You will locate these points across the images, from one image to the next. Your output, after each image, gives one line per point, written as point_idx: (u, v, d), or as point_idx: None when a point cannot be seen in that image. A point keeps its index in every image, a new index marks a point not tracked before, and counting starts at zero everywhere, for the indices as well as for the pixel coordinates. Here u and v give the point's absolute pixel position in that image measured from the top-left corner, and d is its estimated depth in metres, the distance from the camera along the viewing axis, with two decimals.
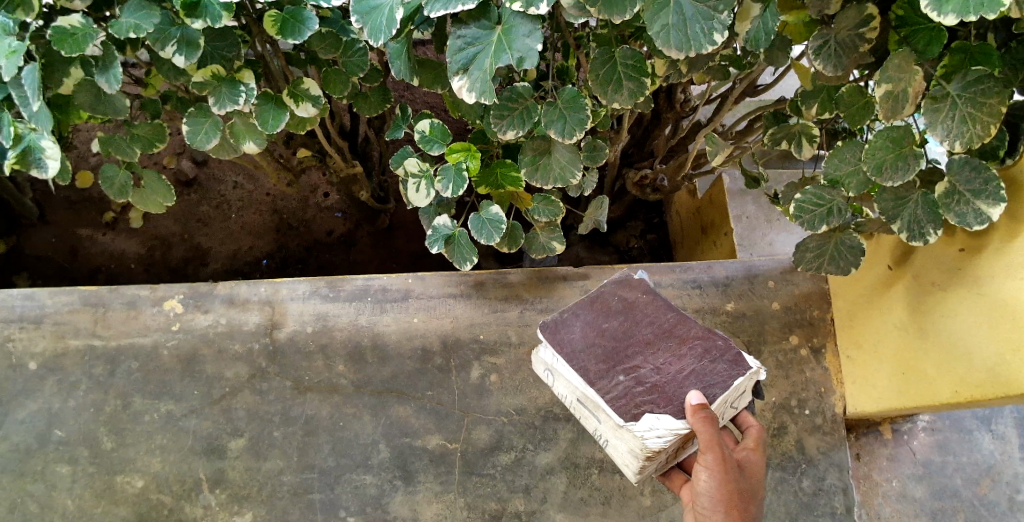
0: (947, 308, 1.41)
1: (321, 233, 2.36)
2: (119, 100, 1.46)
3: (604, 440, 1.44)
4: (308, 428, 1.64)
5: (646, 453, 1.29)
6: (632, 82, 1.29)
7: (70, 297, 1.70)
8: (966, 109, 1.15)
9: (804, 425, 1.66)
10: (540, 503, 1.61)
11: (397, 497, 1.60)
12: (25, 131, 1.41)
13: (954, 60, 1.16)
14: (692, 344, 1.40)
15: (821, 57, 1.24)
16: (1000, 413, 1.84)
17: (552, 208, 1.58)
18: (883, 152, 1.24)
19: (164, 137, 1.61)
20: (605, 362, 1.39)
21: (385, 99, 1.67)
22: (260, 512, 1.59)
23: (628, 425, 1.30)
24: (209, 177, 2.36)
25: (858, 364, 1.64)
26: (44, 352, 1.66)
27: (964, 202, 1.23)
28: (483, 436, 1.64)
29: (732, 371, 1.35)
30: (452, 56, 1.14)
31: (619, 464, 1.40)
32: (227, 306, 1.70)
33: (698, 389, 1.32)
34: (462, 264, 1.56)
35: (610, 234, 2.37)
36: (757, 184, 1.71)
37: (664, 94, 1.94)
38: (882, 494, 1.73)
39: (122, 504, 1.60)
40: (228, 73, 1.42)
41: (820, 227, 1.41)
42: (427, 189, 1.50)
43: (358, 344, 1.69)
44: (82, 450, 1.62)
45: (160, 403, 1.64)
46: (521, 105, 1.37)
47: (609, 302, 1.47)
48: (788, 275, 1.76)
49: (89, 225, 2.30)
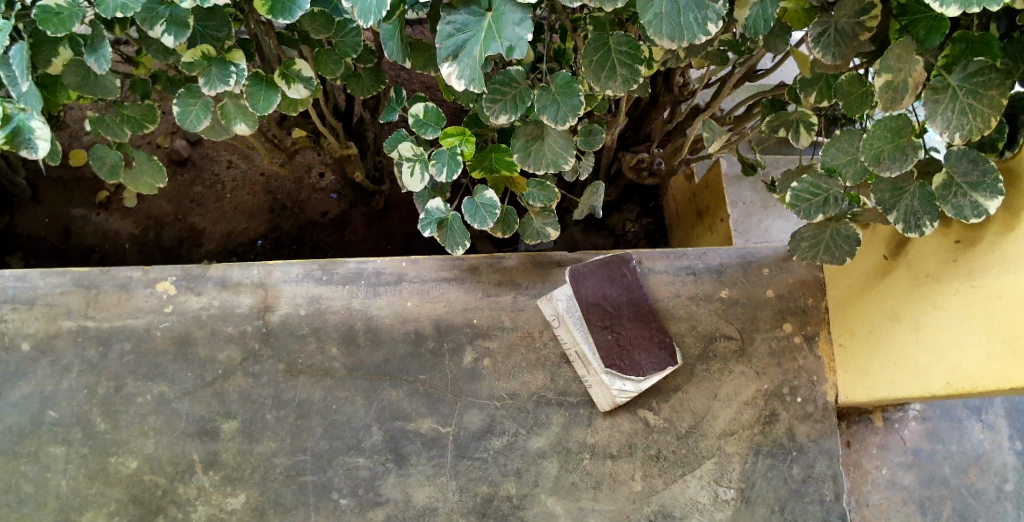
0: (940, 298, 1.40)
1: (315, 214, 2.35)
2: (108, 80, 1.43)
3: (589, 374, 1.66)
4: (300, 410, 1.64)
5: (611, 406, 1.64)
6: (626, 69, 1.27)
7: (62, 278, 1.68)
8: (966, 101, 1.13)
9: (795, 412, 1.67)
10: (532, 487, 1.62)
11: (389, 480, 1.62)
12: (14, 111, 1.39)
13: (955, 50, 1.14)
14: (654, 324, 1.65)
15: (820, 45, 1.22)
16: (990, 403, 1.84)
17: (546, 194, 1.57)
18: (882, 142, 1.23)
19: (155, 118, 1.59)
20: (595, 317, 1.64)
21: (378, 81, 1.65)
22: (253, 494, 1.61)
23: (599, 377, 1.64)
24: (203, 156, 2.34)
25: (851, 353, 1.64)
26: (37, 333, 1.65)
27: (961, 195, 1.22)
28: (475, 420, 1.64)
29: (667, 356, 1.63)
30: (441, 42, 1.11)
31: (594, 395, 1.65)
32: (219, 288, 1.68)
33: (638, 365, 1.61)
34: (455, 249, 1.55)
35: (605, 218, 2.36)
36: (753, 170, 1.73)
37: (662, 78, 1.93)
38: (871, 481, 1.75)
39: (116, 486, 1.61)
40: (218, 54, 1.40)
41: (816, 216, 1.40)
42: (421, 173, 1.49)
43: (351, 327, 1.67)
44: (75, 432, 1.63)
45: (152, 386, 1.64)
46: (515, 90, 1.34)
47: (614, 269, 1.67)
48: (783, 262, 1.74)
49: (83, 204, 2.29)
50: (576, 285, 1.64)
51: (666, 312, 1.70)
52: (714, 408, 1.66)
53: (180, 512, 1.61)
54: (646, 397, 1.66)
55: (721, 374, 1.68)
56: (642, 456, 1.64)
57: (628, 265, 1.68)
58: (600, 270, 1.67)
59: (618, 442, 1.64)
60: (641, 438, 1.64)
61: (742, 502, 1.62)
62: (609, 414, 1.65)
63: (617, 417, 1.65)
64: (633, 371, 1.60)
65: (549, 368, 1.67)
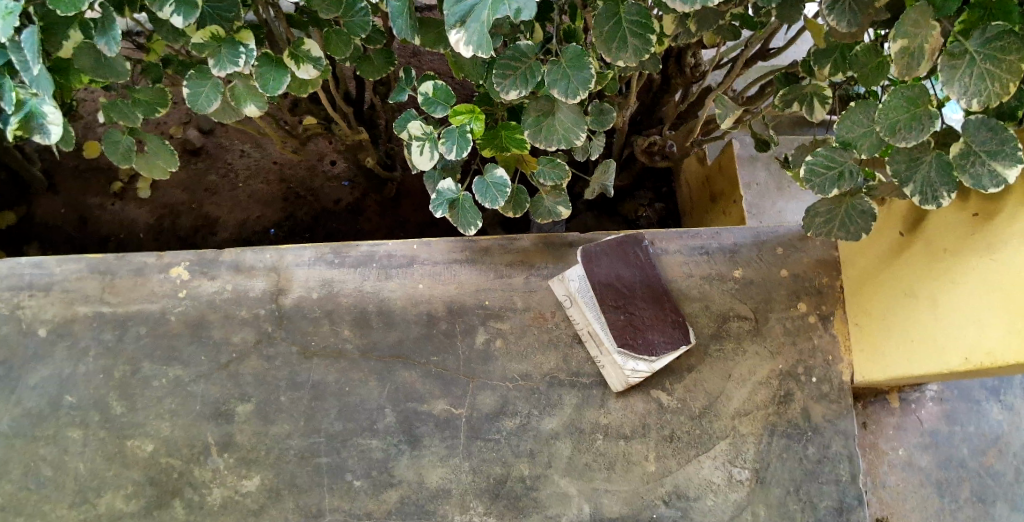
0: (958, 274, 1.39)
1: (328, 202, 2.36)
2: (120, 63, 1.44)
3: (601, 356, 1.65)
4: (314, 392, 1.65)
5: (624, 386, 1.62)
6: (637, 40, 1.25)
7: (79, 264, 1.70)
8: (984, 66, 1.10)
9: (811, 393, 1.65)
10: (545, 468, 1.61)
11: (403, 461, 1.62)
12: (26, 97, 1.42)
13: (972, 16, 1.12)
14: (667, 305, 1.64)
15: (835, 12, 1.20)
16: (1009, 384, 1.81)
17: (557, 171, 1.55)
18: (897, 112, 1.21)
19: (167, 102, 1.59)
20: (609, 298, 1.62)
21: (388, 63, 1.64)
22: (268, 475, 1.62)
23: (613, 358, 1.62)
24: (217, 145, 2.36)
25: (867, 333, 1.62)
26: (54, 319, 1.67)
27: (979, 164, 1.19)
28: (488, 402, 1.64)
29: (680, 335, 1.62)
30: (450, 8, 1.08)
31: (605, 377, 1.64)
32: (233, 272, 1.70)
33: (652, 343, 1.60)
34: (466, 229, 1.53)
35: (618, 203, 2.35)
36: (767, 147, 1.71)
37: (674, 58, 1.92)
38: (888, 463, 1.74)
39: (133, 467, 1.63)
40: (228, 34, 1.40)
41: (830, 191, 1.38)
42: (431, 151, 1.48)
43: (364, 310, 1.68)
44: (92, 415, 1.64)
45: (168, 369, 1.65)
46: (525, 65, 1.34)
47: (628, 250, 1.67)
48: (798, 242, 1.73)
49: (98, 194, 2.31)
50: (589, 266, 1.63)
51: (680, 293, 1.69)
52: (729, 388, 1.65)
53: (195, 494, 1.62)
54: (659, 378, 1.65)
55: (735, 354, 1.66)
56: (656, 436, 1.63)
57: (641, 246, 1.68)
58: (613, 250, 1.66)
59: (631, 422, 1.63)
60: (655, 419, 1.63)
61: (757, 482, 1.61)
62: (622, 395, 1.64)
63: (631, 398, 1.64)
64: (647, 351, 1.59)
65: (562, 349, 1.67)
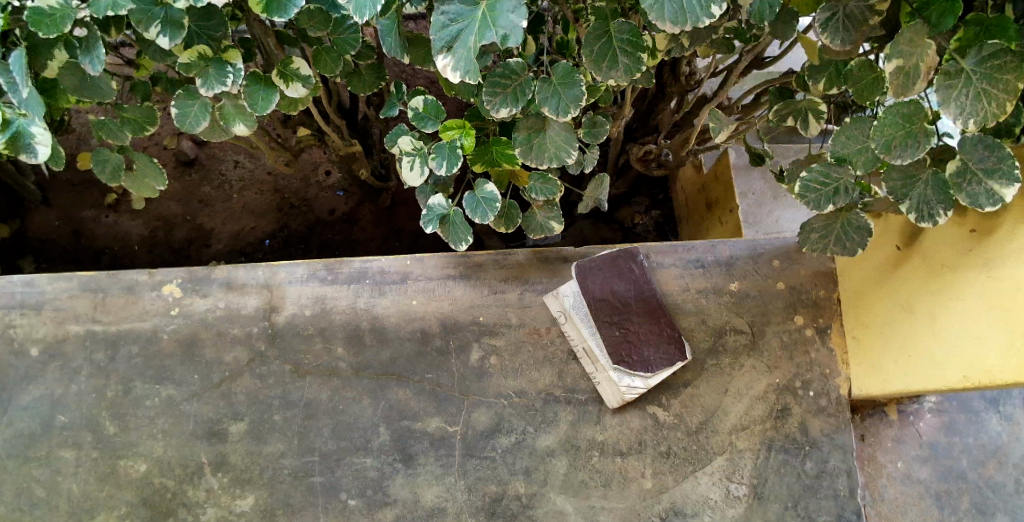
0: (956, 290, 1.38)
1: (322, 212, 2.34)
2: (104, 82, 1.43)
3: (596, 371, 1.63)
4: (307, 412, 1.63)
5: (621, 402, 1.61)
6: (628, 59, 1.24)
7: (70, 282, 1.68)
8: (980, 85, 1.09)
9: (808, 407, 1.64)
10: (541, 486, 1.60)
11: (398, 479, 1.61)
12: (13, 116, 1.38)
13: (968, 33, 1.11)
14: (663, 319, 1.63)
15: (829, 30, 1.18)
16: (1008, 394, 1.80)
17: (548, 188, 1.53)
18: (892, 129, 1.19)
19: (155, 120, 1.58)
20: (604, 315, 1.61)
21: (379, 78, 1.63)
22: (262, 495, 1.61)
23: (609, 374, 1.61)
24: (209, 156, 2.34)
25: (863, 346, 1.60)
26: (45, 338, 1.66)
27: (976, 183, 1.18)
28: (483, 419, 1.63)
29: (677, 350, 1.61)
30: (436, 33, 1.06)
31: (602, 392, 1.63)
32: (224, 290, 1.68)
33: (648, 358, 1.59)
34: (458, 244, 1.52)
35: (613, 211, 2.33)
36: (761, 160, 1.72)
37: (668, 68, 1.91)
38: (887, 476, 1.73)
39: (125, 488, 1.61)
40: (215, 54, 1.38)
41: (827, 207, 1.37)
42: (420, 167, 1.47)
43: (357, 327, 1.66)
44: (85, 435, 1.63)
45: (160, 388, 1.64)
46: (516, 83, 1.32)
47: (622, 264, 1.65)
48: (795, 255, 1.71)
49: (92, 207, 2.30)
50: (583, 280, 1.62)
51: (674, 307, 1.67)
52: (725, 403, 1.64)
53: (189, 514, 1.61)
54: (655, 393, 1.64)
55: (732, 368, 1.65)
56: (652, 453, 1.61)
57: (635, 260, 1.66)
58: (608, 265, 1.65)
59: (627, 439, 1.62)
60: (651, 435, 1.62)
61: (754, 498, 1.59)
62: (618, 411, 1.63)
63: (627, 414, 1.63)
64: (643, 367, 1.58)
65: (557, 365, 1.66)
